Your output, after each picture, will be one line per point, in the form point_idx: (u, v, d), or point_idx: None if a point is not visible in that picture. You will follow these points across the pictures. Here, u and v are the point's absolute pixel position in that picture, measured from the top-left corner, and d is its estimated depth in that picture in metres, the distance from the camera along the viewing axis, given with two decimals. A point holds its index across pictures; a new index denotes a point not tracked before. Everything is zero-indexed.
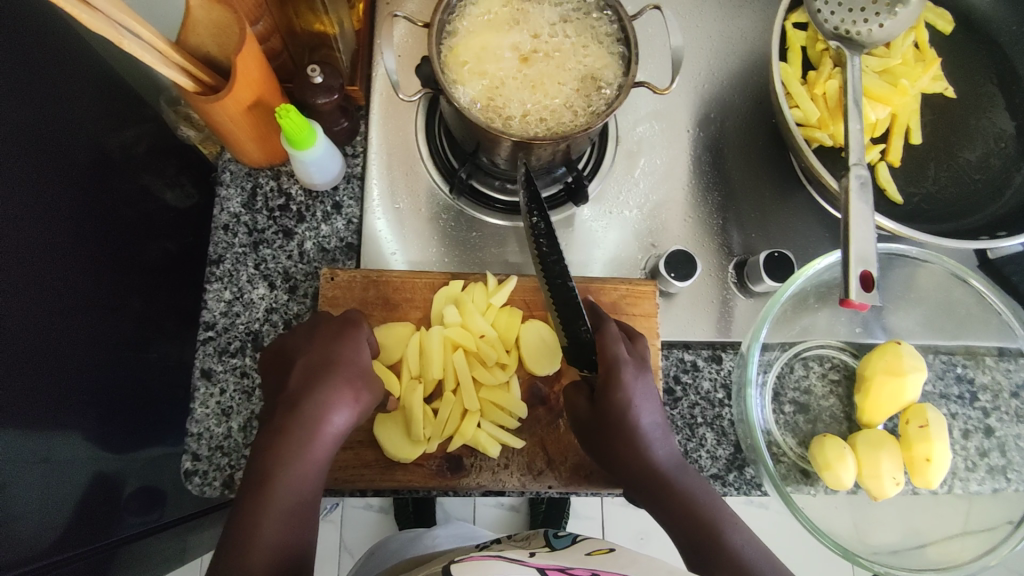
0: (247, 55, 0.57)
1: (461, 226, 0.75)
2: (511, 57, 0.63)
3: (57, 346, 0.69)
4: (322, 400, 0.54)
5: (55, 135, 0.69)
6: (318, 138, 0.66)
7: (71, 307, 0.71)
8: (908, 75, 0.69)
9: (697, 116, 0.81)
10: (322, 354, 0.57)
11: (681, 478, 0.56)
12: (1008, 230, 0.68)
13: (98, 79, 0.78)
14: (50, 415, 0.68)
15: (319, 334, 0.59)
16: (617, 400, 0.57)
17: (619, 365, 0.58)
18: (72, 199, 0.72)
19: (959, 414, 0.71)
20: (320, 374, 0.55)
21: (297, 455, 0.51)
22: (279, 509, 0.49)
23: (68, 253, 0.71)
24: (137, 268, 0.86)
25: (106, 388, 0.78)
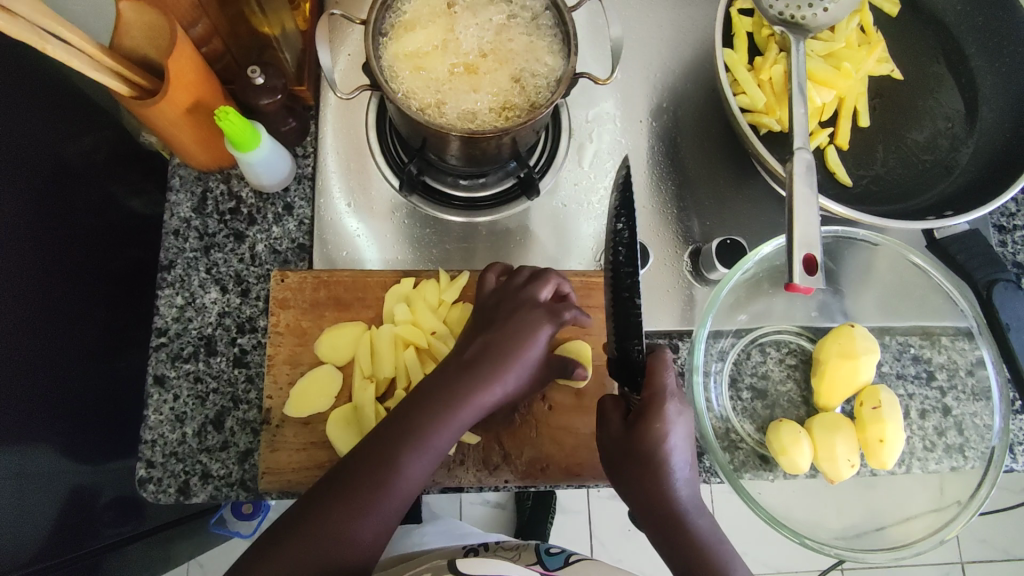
0: (180, 57, 0.57)
1: (415, 224, 0.75)
2: (452, 51, 0.63)
3: (25, 359, 0.69)
4: (452, 405, 0.56)
5: (15, 150, 0.69)
6: (262, 139, 0.65)
7: (41, 322, 0.72)
8: (853, 59, 0.69)
9: (651, 107, 0.81)
10: (508, 345, 0.58)
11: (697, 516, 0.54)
12: (954, 209, 0.68)
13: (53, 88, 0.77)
14: (22, 429, 0.69)
15: (523, 322, 0.59)
16: (652, 431, 0.55)
17: (665, 398, 0.56)
18: (36, 214, 0.71)
19: (916, 393, 0.72)
20: (489, 371, 0.57)
21: (377, 474, 0.53)
22: (354, 524, 0.51)
23: (38, 268, 0.71)
24: (108, 277, 0.85)
25: (80, 401, 0.79)
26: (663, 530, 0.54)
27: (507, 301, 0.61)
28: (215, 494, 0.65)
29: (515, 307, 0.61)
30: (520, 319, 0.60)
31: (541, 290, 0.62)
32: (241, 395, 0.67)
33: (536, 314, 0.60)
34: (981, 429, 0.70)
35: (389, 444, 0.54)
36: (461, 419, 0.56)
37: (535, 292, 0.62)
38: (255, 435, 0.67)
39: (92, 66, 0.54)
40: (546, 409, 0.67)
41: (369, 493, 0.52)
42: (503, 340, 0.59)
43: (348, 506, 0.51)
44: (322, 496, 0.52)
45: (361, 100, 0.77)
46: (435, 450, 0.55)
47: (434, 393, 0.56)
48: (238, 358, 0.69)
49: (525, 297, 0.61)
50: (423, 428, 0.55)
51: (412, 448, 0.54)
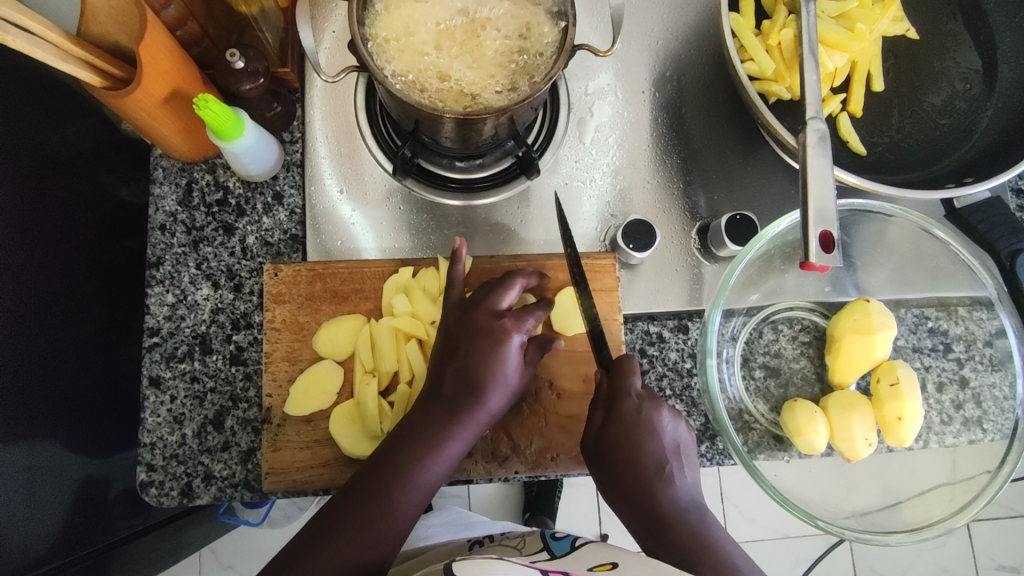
0: (152, 43, 0.53)
1: (412, 210, 0.72)
2: (443, 27, 0.59)
3: (20, 359, 0.67)
4: (431, 444, 0.55)
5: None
6: (246, 126, 0.62)
7: (34, 321, 0.69)
8: (866, 19, 0.65)
9: (653, 76, 0.77)
10: (481, 373, 0.57)
11: (682, 517, 0.54)
12: (975, 175, 0.66)
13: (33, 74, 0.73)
14: (19, 431, 0.67)
15: (492, 333, 0.58)
16: (626, 419, 0.55)
17: (626, 398, 0.56)
18: (20, 208, 0.68)
19: (933, 366, 0.70)
20: (467, 403, 0.56)
21: (370, 509, 0.53)
22: (350, 563, 0.51)
23: (27, 265, 0.69)
24: (103, 271, 0.82)
25: (88, 398, 0.78)
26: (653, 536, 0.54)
27: (468, 319, 0.59)
28: (219, 495, 0.64)
29: (475, 329, 0.58)
30: (482, 344, 0.58)
31: (502, 297, 0.60)
32: (239, 394, 0.66)
33: (501, 330, 0.58)
34: (1000, 401, 0.69)
35: (379, 483, 0.54)
36: (447, 453, 0.55)
37: (494, 302, 0.60)
38: (257, 433, 0.65)
39: (57, 56, 0.50)
40: (554, 397, 0.65)
41: (360, 532, 0.52)
42: (472, 368, 0.57)
43: (340, 547, 0.51)
44: (317, 536, 0.52)
45: (348, 82, 0.74)
46: (425, 484, 0.55)
47: (413, 431, 0.56)
48: (235, 355, 0.66)
49: (484, 312, 0.59)
50: (410, 464, 0.54)
51: (400, 486, 0.54)
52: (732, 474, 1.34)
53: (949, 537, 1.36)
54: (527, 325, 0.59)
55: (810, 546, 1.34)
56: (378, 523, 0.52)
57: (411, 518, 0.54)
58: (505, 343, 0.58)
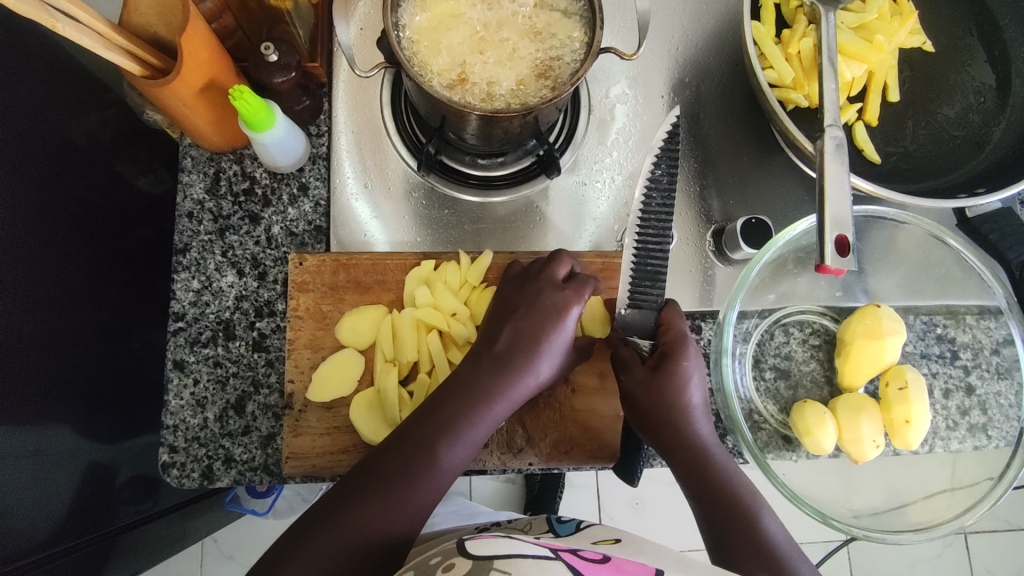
0: (193, 35, 0.55)
1: (433, 205, 0.74)
2: (474, 26, 0.60)
3: (39, 342, 0.68)
4: (482, 402, 0.57)
5: (20, 127, 0.67)
6: (277, 119, 0.63)
7: (55, 303, 0.71)
8: (885, 31, 0.67)
9: (672, 81, 0.79)
10: (539, 335, 0.58)
11: (716, 458, 0.59)
12: (986, 186, 0.67)
13: (61, 65, 0.75)
14: (38, 409, 0.68)
15: (547, 305, 0.59)
16: (676, 379, 0.59)
17: (683, 344, 0.60)
18: (44, 192, 0.70)
19: (940, 373, 0.71)
20: (518, 365, 0.58)
21: (413, 464, 0.54)
22: (388, 514, 0.53)
23: (50, 248, 0.70)
24: (116, 260, 0.83)
25: (99, 383, 0.79)
26: (698, 466, 0.58)
27: (529, 287, 0.61)
28: (239, 478, 0.65)
29: (533, 297, 0.60)
30: (543, 307, 0.59)
31: (559, 268, 0.62)
32: (261, 379, 0.67)
33: (561, 298, 0.60)
34: (1005, 409, 0.70)
35: (424, 438, 0.55)
36: (493, 413, 0.57)
37: (552, 272, 0.61)
38: (277, 419, 0.66)
39: (102, 45, 0.52)
40: (569, 391, 0.66)
41: (402, 485, 0.53)
42: (529, 330, 0.59)
43: (381, 497, 0.53)
44: (358, 485, 0.53)
45: (375, 78, 0.75)
46: (468, 443, 0.57)
47: (462, 389, 0.57)
48: (258, 342, 0.68)
49: (545, 280, 0.61)
50: (457, 423, 0.56)
51: (445, 441, 0.55)
52: None
53: (947, 548, 1.37)
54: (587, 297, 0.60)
55: (808, 553, 1.35)
56: (425, 475, 0.54)
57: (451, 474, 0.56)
58: (565, 312, 0.59)
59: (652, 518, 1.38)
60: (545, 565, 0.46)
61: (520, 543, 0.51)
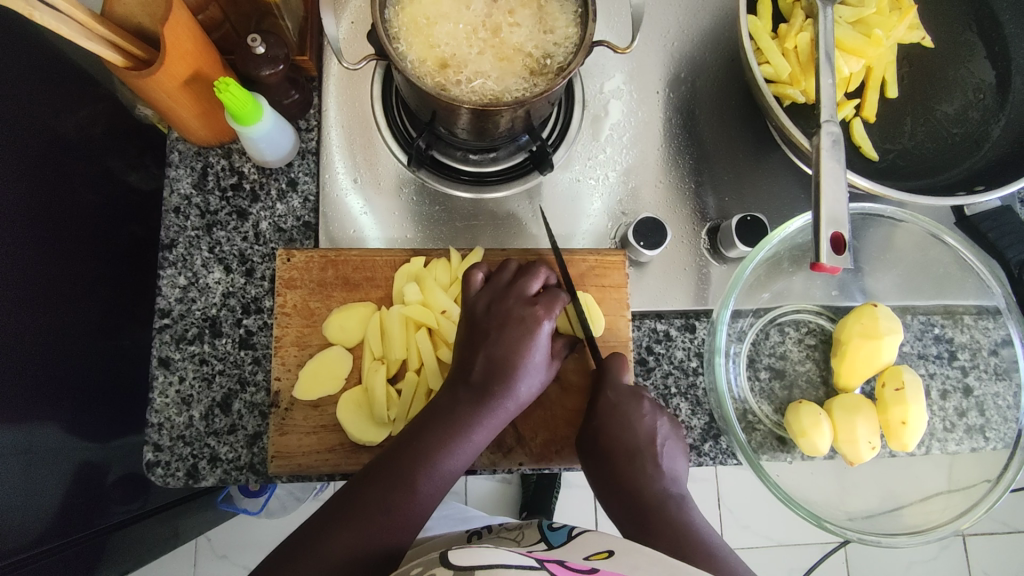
0: (177, 25, 0.54)
1: (424, 201, 0.72)
2: (464, 19, 0.59)
3: (26, 339, 0.67)
4: (460, 430, 0.56)
5: (8, 120, 0.66)
6: (264, 112, 0.62)
7: (41, 300, 0.70)
8: (883, 26, 0.66)
9: (667, 76, 0.78)
10: (513, 359, 0.57)
11: (668, 505, 0.56)
12: (985, 184, 0.66)
13: (52, 58, 0.74)
14: (24, 408, 0.67)
15: (519, 324, 0.58)
16: (602, 420, 0.59)
17: (608, 391, 0.60)
18: (32, 187, 0.69)
19: (937, 374, 0.70)
20: (497, 390, 0.56)
21: (390, 495, 0.53)
22: (365, 545, 0.51)
23: (37, 243, 0.69)
24: (108, 256, 0.82)
25: (90, 380, 0.78)
26: (638, 517, 0.56)
27: (497, 307, 0.59)
28: (224, 478, 0.64)
29: (506, 317, 0.58)
30: (513, 328, 0.58)
31: (531, 282, 0.61)
32: (248, 377, 0.66)
33: (533, 315, 0.59)
34: (1003, 410, 0.69)
35: (401, 468, 0.54)
36: (473, 441, 0.56)
37: (522, 288, 0.60)
38: (264, 418, 0.65)
39: (83, 35, 0.51)
40: (560, 390, 0.65)
41: (379, 517, 0.52)
42: (503, 355, 0.57)
43: (356, 528, 0.52)
44: (334, 517, 0.52)
45: (366, 72, 0.74)
46: (448, 470, 0.55)
47: (441, 417, 0.56)
48: (245, 339, 0.67)
49: (514, 300, 0.59)
50: (436, 450, 0.55)
51: (424, 471, 0.54)
52: (729, 480, 1.35)
53: (943, 551, 1.36)
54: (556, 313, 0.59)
55: (805, 556, 1.34)
56: (400, 508, 0.53)
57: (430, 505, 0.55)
58: (535, 331, 0.58)
59: None
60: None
61: (508, 555, 0.49)
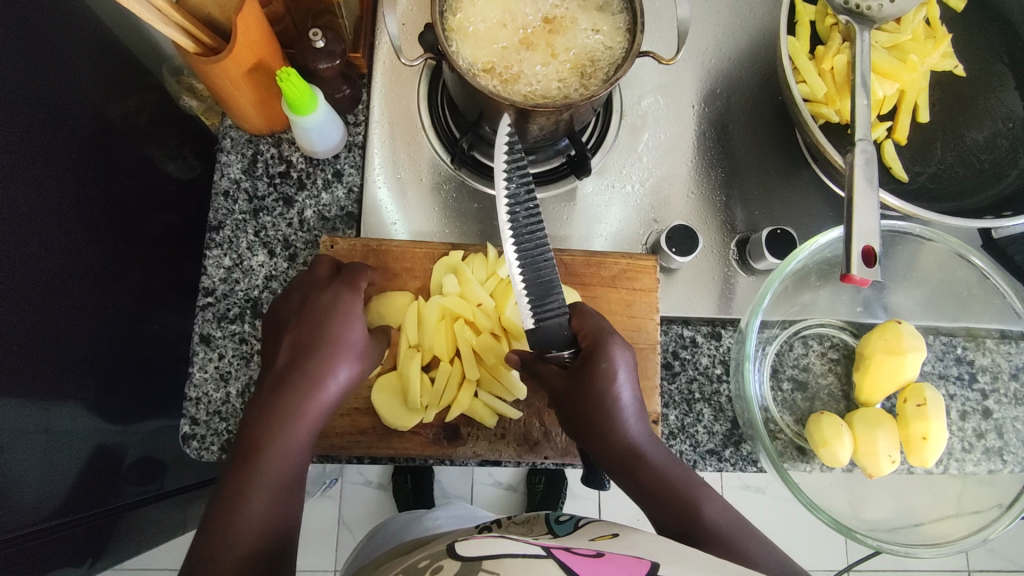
0: (247, 17, 0.57)
1: (462, 198, 0.75)
2: (515, 24, 0.62)
3: (58, 315, 0.69)
4: (298, 403, 0.56)
5: (58, 103, 0.68)
6: (319, 103, 0.65)
7: (76, 277, 0.72)
8: (918, 52, 0.68)
9: (702, 92, 0.80)
10: (314, 334, 0.59)
11: (654, 454, 0.57)
12: (1013, 210, 0.68)
13: (105, 48, 0.77)
14: (54, 382, 0.69)
15: (312, 311, 0.60)
16: (598, 376, 0.58)
17: (599, 354, 0.59)
18: (75, 169, 0.71)
19: (958, 395, 0.71)
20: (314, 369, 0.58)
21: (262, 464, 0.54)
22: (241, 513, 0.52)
23: (74, 222, 0.71)
24: (138, 240, 0.85)
25: (112, 360, 0.80)
26: (627, 469, 0.56)
27: (315, 294, 0.61)
28: None
29: (308, 305, 0.61)
30: (319, 302, 0.61)
31: (324, 272, 0.63)
32: None
33: (320, 300, 0.61)
34: (1022, 434, 0.70)
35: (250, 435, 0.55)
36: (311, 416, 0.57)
37: (316, 277, 0.63)
38: None
39: (160, 21, 0.53)
40: None
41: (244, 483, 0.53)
42: (307, 332, 0.59)
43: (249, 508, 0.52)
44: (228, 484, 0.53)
45: (415, 71, 0.77)
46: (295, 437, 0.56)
47: (284, 391, 0.57)
48: None
49: (316, 289, 0.62)
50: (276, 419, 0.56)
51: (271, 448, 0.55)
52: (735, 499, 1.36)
53: None
54: (354, 297, 0.62)
55: None
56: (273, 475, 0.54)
57: (288, 475, 0.55)
58: (320, 318, 0.60)
59: None
60: (535, 565, 0.45)
61: (515, 544, 0.51)
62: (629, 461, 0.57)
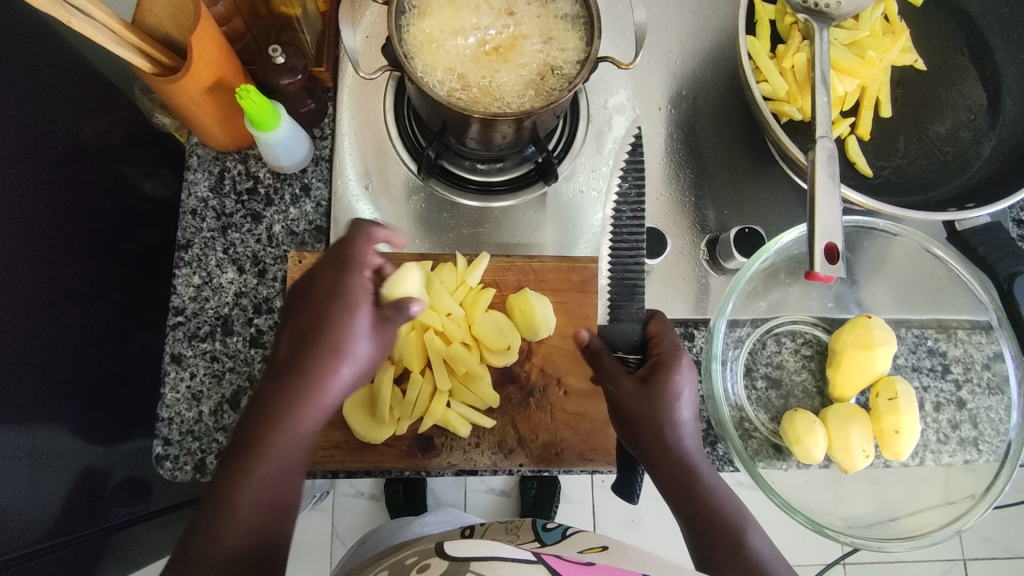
0: (203, 35, 0.57)
1: (432, 208, 0.75)
2: (473, 33, 0.62)
3: (38, 339, 0.68)
4: (299, 391, 0.51)
5: (29, 126, 0.68)
6: (282, 119, 0.65)
7: (54, 299, 0.71)
8: (877, 48, 0.68)
9: (669, 93, 0.80)
10: (321, 313, 0.54)
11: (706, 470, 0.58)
12: (976, 201, 0.68)
13: (74, 68, 0.77)
14: (35, 406, 0.68)
15: (327, 286, 0.55)
16: (666, 389, 0.58)
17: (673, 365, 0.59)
18: (52, 192, 0.71)
19: (931, 386, 0.71)
20: (327, 349, 0.53)
21: (266, 455, 0.50)
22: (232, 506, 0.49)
23: (51, 244, 0.71)
24: (118, 259, 0.84)
25: (96, 382, 0.79)
26: (680, 480, 0.56)
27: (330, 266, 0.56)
28: None
29: (329, 282, 0.55)
30: (325, 285, 0.55)
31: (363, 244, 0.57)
32: (256, 375, 0.68)
33: (346, 277, 0.55)
34: (996, 423, 0.70)
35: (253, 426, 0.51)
36: (326, 405, 0.52)
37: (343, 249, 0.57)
38: None
39: (115, 42, 0.53)
40: (562, 394, 0.67)
41: (245, 472, 0.50)
42: (329, 310, 0.54)
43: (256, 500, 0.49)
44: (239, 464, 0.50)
45: (380, 82, 0.77)
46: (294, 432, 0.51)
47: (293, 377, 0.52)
48: (255, 338, 0.69)
49: (331, 259, 0.57)
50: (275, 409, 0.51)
51: (274, 438, 0.51)
52: None
53: None
54: (366, 269, 0.56)
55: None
56: (273, 468, 0.50)
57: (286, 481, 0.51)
58: (339, 282, 0.55)
59: (648, 535, 1.38)
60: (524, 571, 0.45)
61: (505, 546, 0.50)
62: (677, 471, 0.57)
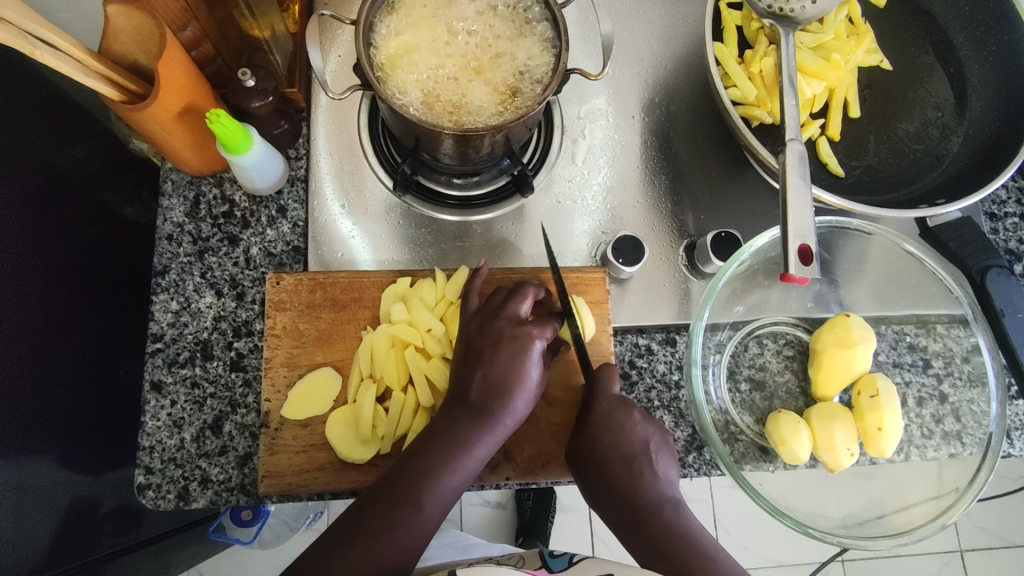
0: (169, 61, 0.57)
1: (410, 224, 0.75)
2: (441, 50, 0.62)
3: (21, 372, 0.68)
4: (460, 449, 0.57)
5: (7, 158, 0.67)
6: (254, 142, 0.65)
7: (37, 330, 0.70)
8: (842, 50, 0.70)
9: (643, 101, 0.81)
10: (506, 374, 0.59)
11: (661, 507, 0.58)
12: (946, 197, 0.69)
13: (51, 95, 0.76)
14: (20, 439, 0.67)
15: (509, 347, 0.60)
16: (590, 431, 0.60)
17: (596, 401, 0.61)
18: (31, 222, 0.70)
19: (913, 382, 0.72)
20: (494, 408, 0.58)
21: (370, 539, 0.53)
22: (377, 559, 0.53)
23: (32, 274, 0.70)
24: (102, 287, 0.83)
25: (83, 412, 0.78)
26: (634, 521, 0.58)
27: (490, 327, 0.61)
28: (215, 499, 0.65)
29: (498, 336, 0.60)
30: (506, 350, 0.59)
31: (522, 303, 0.63)
32: (238, 399, 0.67)
33: (520, 335, 0.60)
34: (979, 416, 0.70)
35: (406, 481, 0.56)
36: (474, 457, 0.57)
37: (513, 309, 0.62)
38: (254, 438, 0.66)
39: (81, 71, 0.53)
40: (546, 405, 0.67)
41: (388, 533, 0.54)
42: (498, 375, 0.59)
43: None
44: (348, 530, 0.54)
45: (353, 101, 0.77)
46: (452, 483, 0.57)
47: (445, 434, 0.58)
48: (236, 362, 0.68)
49: (506, 320, 0.61)
50: (439, 469, 0.56)
51: (411, 507, 0.55)
52: (723, 499, 1.36)
53: (944, 569, 1.36)
54: (548, 332, 0.62)
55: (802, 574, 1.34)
56: (413, 534, 0.55)
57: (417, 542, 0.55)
58: (528, 349, 0.60)
59: None
60: None
61: (511, 570, 0.52)
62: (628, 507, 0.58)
